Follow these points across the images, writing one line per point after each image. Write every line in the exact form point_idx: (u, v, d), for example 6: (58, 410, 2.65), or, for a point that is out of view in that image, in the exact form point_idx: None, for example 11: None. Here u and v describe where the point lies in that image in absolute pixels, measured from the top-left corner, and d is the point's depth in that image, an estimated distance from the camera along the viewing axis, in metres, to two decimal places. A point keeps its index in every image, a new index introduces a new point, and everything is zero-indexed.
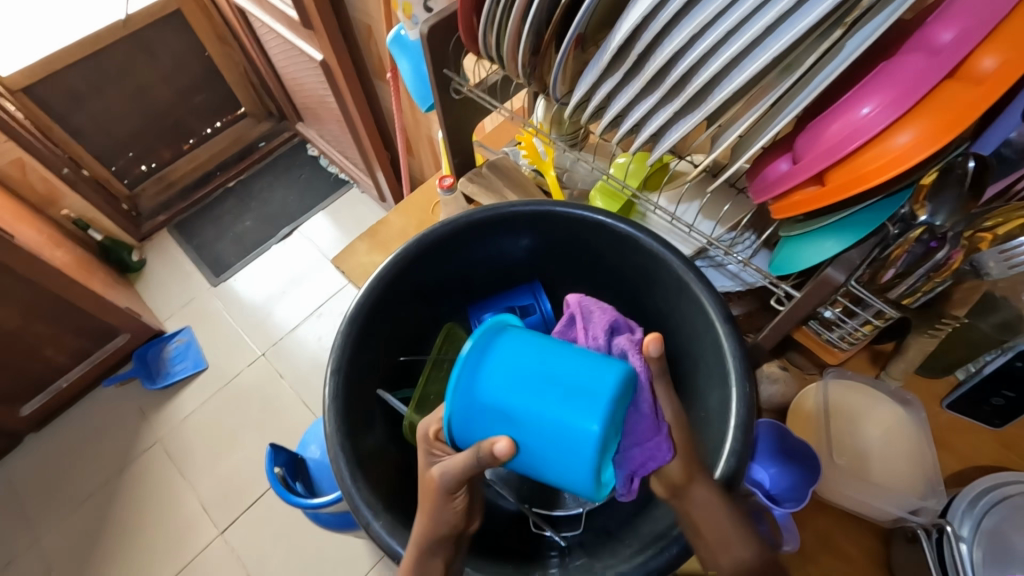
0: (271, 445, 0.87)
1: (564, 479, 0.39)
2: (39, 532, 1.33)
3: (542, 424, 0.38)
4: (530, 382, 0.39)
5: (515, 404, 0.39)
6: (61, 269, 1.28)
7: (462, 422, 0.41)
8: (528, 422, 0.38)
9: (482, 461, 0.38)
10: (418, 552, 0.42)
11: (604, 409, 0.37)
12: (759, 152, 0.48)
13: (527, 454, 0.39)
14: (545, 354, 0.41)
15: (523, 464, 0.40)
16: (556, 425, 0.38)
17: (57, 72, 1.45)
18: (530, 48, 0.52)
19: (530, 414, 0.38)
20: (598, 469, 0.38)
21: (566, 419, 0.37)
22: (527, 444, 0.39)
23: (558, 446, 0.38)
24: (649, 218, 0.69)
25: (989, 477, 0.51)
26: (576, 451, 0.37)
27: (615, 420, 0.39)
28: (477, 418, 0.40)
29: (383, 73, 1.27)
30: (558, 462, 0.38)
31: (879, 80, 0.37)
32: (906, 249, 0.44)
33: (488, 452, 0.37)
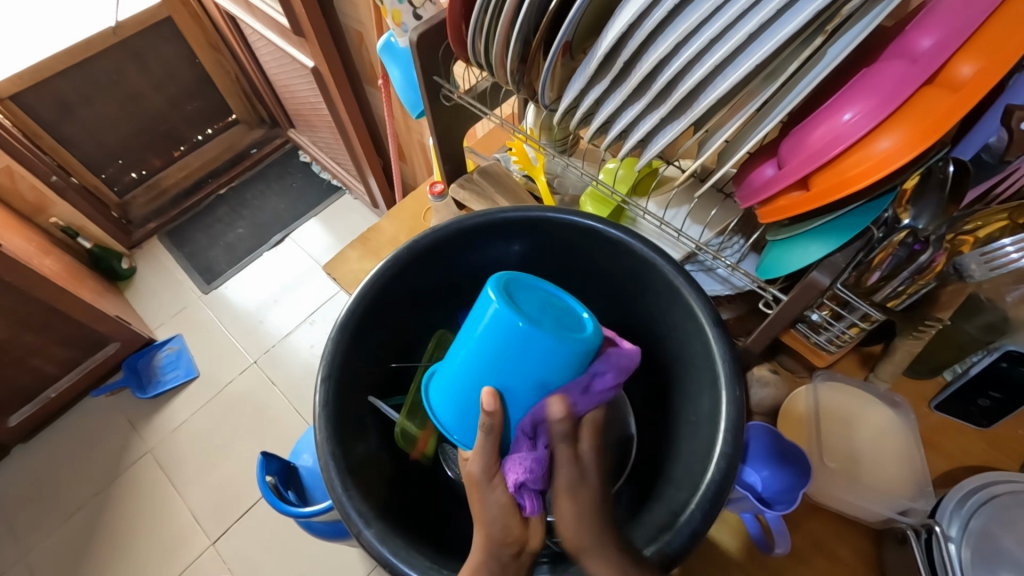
0: (263, 454, 0.87)
1: (562, 363, 0.46)
2: (27, 545, 1.31)
3: (485, 348, 0.47)
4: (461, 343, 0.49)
5: (468, 362, 0.48)
6: (50, 277, 1.27)
7: (460, 420, 0.51)
8: (485, 364, 0.48)
9: (491, 429, 0.45)
10: None
11: (495, 297, 0.46)
12: (746, 158, 0.49)
13: (514, 383, 0.47)
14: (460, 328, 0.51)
15: (523, 391, 0.47)
16: (491, 337, 0.46)
17: (47, 80, 1.44)
18: (519, 55, 0.53)
19: (477, 351, 0.47)
20: (547, 330, 0.46)
21: (487, 326, 0.46)
22: (504, 380, 0.47)
23: (516, 353, 0.46)
24: (639, 224, 0.70)
25: (976, 477, 0.52)
26: (517, 337, 0.46)
27: (517, 299, 0.47)
28: (463, 408, 0.50)
29: (375, 80, 1.27)
30: (529, 361, 0.46)
31: (861, 87, 0.37)
32: (890, 252, 0.44)
33: (485, 416, 0.45)
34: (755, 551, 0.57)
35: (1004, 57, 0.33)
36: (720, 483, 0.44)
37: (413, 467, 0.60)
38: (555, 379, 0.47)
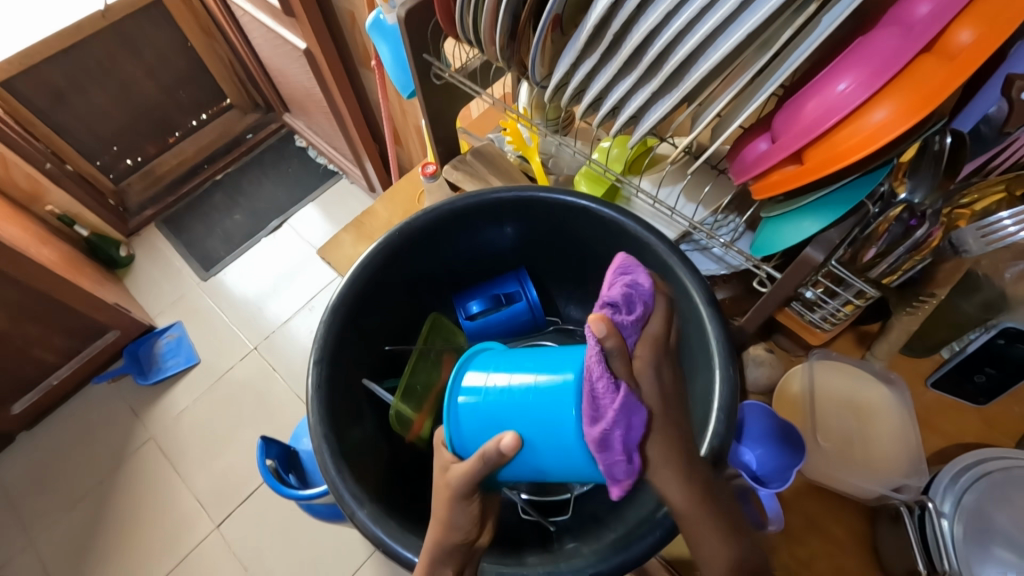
0: (263, 439, 0.88)
1: (575, 472, 0.43)
2: (34, 530, 1.33)
3: (537, 409, 0.42)
4: (515, 387, 0.43)
5: (512, 401, 0.43)
6: (47, 267, 1.26)
7: (470, 427, 0.44)
8: (525, 413, 0.42)
9: (492, 465, 0.39)
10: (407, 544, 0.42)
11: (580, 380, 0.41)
12: (741, 133, 0.47)
13: (535, 449, 0.42)
14: (527, 359, 0.45)
15: (532, 465, 0.43)
16: (544, 412, 0.41)
17: (36, 66, 1.41)
18: (508, 30, 0.51)
19: (524, 406, 0.42)
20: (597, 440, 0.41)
21: (547, 399, 0.42)
22: (531, 432, 0.42)
23: (553, 430, 0.41)
24: (634, 203, 0.69)
25: (971, 453, 0.52)
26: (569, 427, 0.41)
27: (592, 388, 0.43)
28: (483, 425, 0.44)
29: (368, 61, 1.25)
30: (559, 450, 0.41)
31: (855, 56, 0.36)
32: (886, 227, 0.43)
33: (495, 452, 0.39)
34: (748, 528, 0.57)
35: (1003, 23, 0.32)
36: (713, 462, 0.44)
37: (408, 449, 0.60)
38: (558, 476, 0.43)
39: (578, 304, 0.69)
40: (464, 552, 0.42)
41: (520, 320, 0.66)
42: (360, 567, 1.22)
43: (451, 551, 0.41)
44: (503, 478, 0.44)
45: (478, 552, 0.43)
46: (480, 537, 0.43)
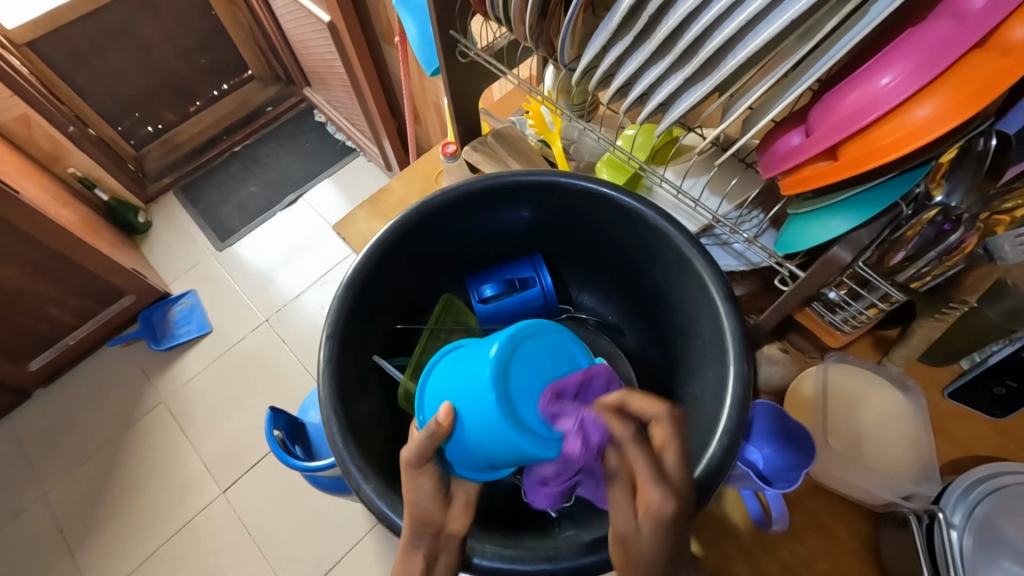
0: (271, 410, 0.89)
1: (508, 449, 0.44)
2: (45, 485, 1.37)
3: (468, 385, 0.46)
4: (459, 367, 0.49)
5: (455, 376, 0.48)
6: (65, 228, 1.28)
7: (431, 403, 0.50)
8: (460, 391, 0.47)
9: (433, 436, 0.44)
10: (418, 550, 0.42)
11: (495, 354, 0.46)
12: (772, 126, 0.46)
13: (469, 423, 0.45)
14: (476, 346, 0.50)
15: (470, 442, 0.45)
16: (472, 386, 0.46)
17: (60, 27, 1.42)
18: (538, 9, 0.50)
19: (461, 383, 0.47)
20: (516, 421, 0.44)
21: (475, 374, 0.46)
22: (464, 403, 0.46)
23: (478, 407, 0.45)
24: (655, 193, 0.68)
25: (985, 467, 0.51)
26: (490, 396, 0.44)
27: (514, 363, 0.47)
28: (437, 400, 0.49)
29: (391, 37, 1.24)
30: (484, 429, 0.44)
31: (903, 48, 0.35)
32: (918, 230, 0.42)
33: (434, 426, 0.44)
34: (749, 524, 0.57)
35: None
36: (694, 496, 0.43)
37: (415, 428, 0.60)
38: (497, 455, 0.45)
39: (591, 292, 0.69)
40: (432, 536, 0.43)
41: (533, 305, 0.65)
42: (361, 539, 1.25)
43: (420, 528, 0.43)
44: (451, 458, 0.47)
45: (453, 539, 0.44)
46: (451, 521, 0.45)
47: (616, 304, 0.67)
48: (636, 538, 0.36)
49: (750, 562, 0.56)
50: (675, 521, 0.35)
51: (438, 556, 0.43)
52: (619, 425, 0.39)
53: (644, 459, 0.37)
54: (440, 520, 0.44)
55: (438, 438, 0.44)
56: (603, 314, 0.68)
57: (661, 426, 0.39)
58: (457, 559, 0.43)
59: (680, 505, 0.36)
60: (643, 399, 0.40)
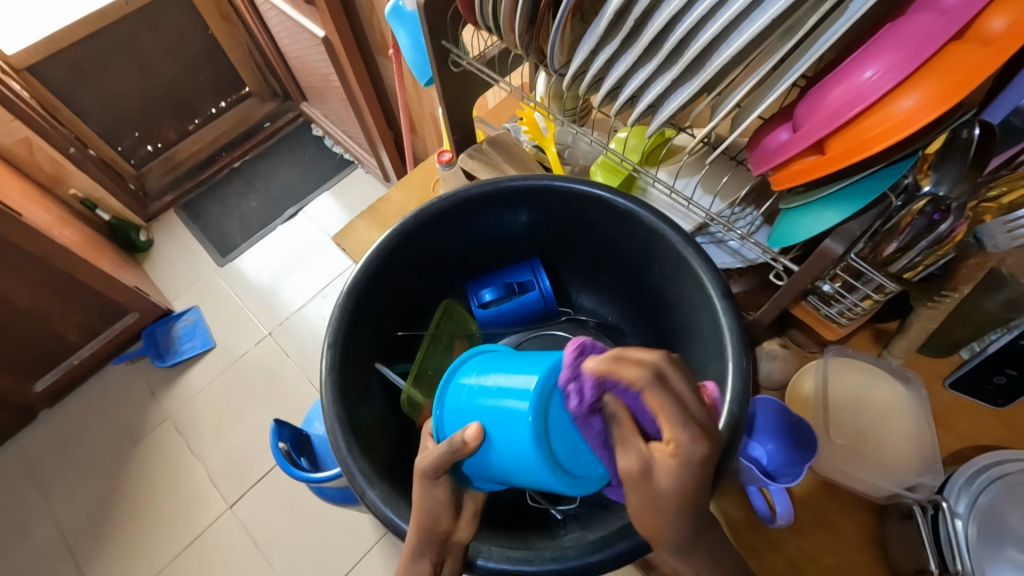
0: (276, 422, 0.89)
1: (532, 477, 0.42)
2: (52, 504, 1.37)
3: (503, 411, 0.42)
4: (493, 386, 0.44)
5: (482, 393, 0.44)
6: (68, 247, 1.29)
7: (452, 418, 0.46)
8: (490, 411, 0.43)
9: (456, 453, 0.42)
10: (425, 559, 0.42)
11: (536, 386, 0.41)
12: (761, 122, 0.47)
13: (496, 449, 0.42)
14: (513, 362, 0.45)
15: (495, 465, 0.43)
16: (507, 413, 0.42)
17: (61, 50, 1.45)
18: (527, 16, 0.51)
19: (492, 405, 0.43)
20: (553, 460, 0.41)
21: (511, 401, 0.42)
22: (495, 427, 0.42)
23: (510, 436, 0.41)
24: (650, 193, 0.68)
25: (987, 455, 0.51)
26: (527, 433, 0.40)
27: (556, 395, 0.42)
28: (461, 417, 0.45)
29: (386, 50, 1.25)
30: (514, 459, 0.42)
31: (884, 41, 0.35)
32: (909, 220, 0.43)
33: (461, 442, 0.42)
34: (754, 520, 0.57)
35: None
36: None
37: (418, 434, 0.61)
38: (519, 481, 0.43)
39: (590, 294, 0.69)
40: (439, 544, 0.43)
41: (534, 309, 0.66)
42: (368, 551, 1.24)
43: (427, 536, 0.42)
44: (468, 472, 0.45)
45: (459, 545, 0.44)
46: (458, 529, 0.44)
47: (615, 305, 0.67)
48: (656, 481, 0.35)
49: (757, 559, 0.56)
50: (705, 463, 0.34)
51: (445, 561, 0.43)
52: (631, 370, 0.36)
53: (664, 401, 0.35)
54: (448, 529, 0.43)
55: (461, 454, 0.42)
56: (603, 315, 0.69)
57: (669, 371, 0.36)
58: (461, 562, 0.44)
59: (710, 446, 0.34)
60: (639, 349, 0.38)
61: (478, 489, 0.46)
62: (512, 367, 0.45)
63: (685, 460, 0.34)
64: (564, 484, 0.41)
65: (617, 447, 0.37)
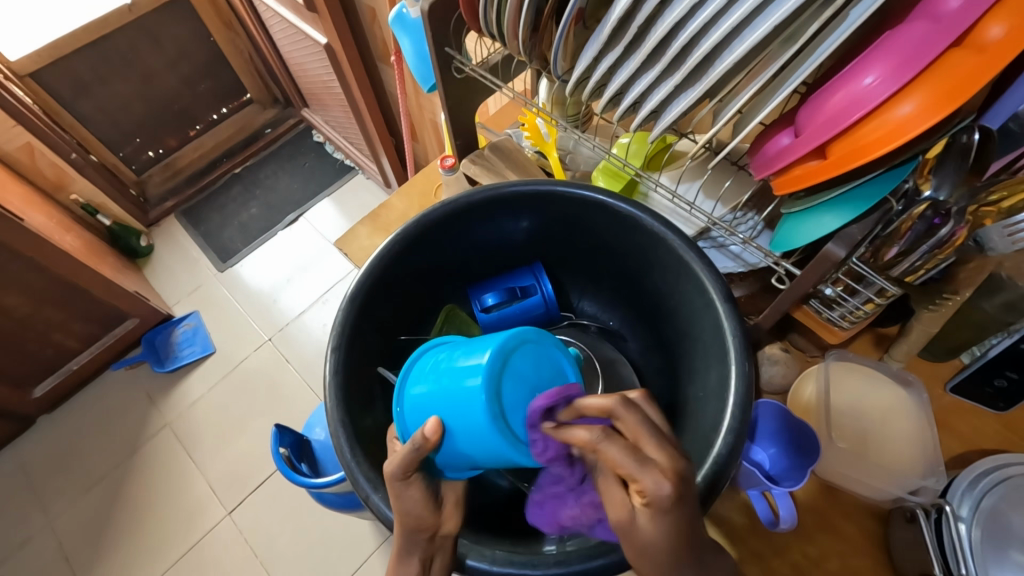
0: (277, 427, 0.89)
1: (498, 456, 0.43)
2: (51, 511, 1.36)
3: (456, 393, 0.43)
4: (445, 369, 0.45)
5: (437, 379, 0.45)
6: (70, 254, 1.30)
7: (411, 414, 0.47)
8: (446, 400, 0.44)
9: (419, 450, 0.42)
10: (414, 557, 0.44)
11: (487, 363, 0.43)
12: (762, 129, 0.47)
13: (459, 434, 0.43)
14: (466, 345, 0.47)
15: (460, 450, 0.44)
16: (460, 394, 0.43)
17: (64, 58, 1.46)
18: (530, 24, 0.52)
19: (446, 390, 0.44)
20: (513, 439, 0.42)
21: (463, 380, 0.43)
22: (453, 414, 0.43)
23: (468, 419, 0.42)
24: (651, 199, 0.69)
25: (990, 458, 0.51)
26: (482, 412, 0.41)
27: (507, 370, 0.44)
28: (421, 411, 0.46)
29: (387, 57, 1.26)
30: (477, 442, 0.43)
31: (883, 49, 0.36)
32: (909, 225, 0.44)
33: (421, 439, 0.42)
34: (758, 526, 0.57)
35: None
36: (704, 495, 0.43)
37: None
38: (486, 462, 0.44)
39: (592, 299, 0.69)
40: (428, 541, 0.44)
41: (534, 314, 0.66)
42: (368, 557, 1.24)
43: (413, 535, 0.44)
44: (439, 463, 0.46)
45: (448, 540, 0.46)
46: (445, 523, 0.46)
47: (617, 310, 0.68)
48: (639, 528, 0.37)
49: (760, 563, 0.56)
50: (676, 501, 0.35)
51: (434, 558, 0.45)
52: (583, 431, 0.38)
53: (621, 450, 0.36)
54: (433, 523, 0.44)
55: (423, 450, 0.42)
56: (604, 319, 0.69)
57: (623, 418, 0.38)
58: (451, 559, 0.45)
59: (679, 485, 0.35)
60: (596, 399, 0.40)
61: (454, 479, 0.48)
62: (460, 354, 0.46)
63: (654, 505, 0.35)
64: (527, 459, 0.42)
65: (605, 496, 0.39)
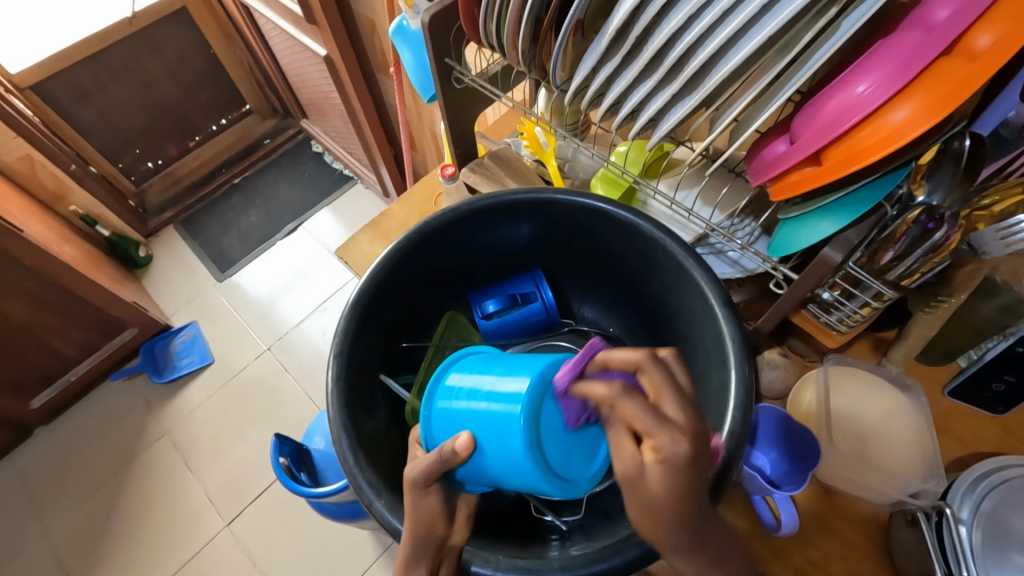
0: (277, 436, 0.89)
1: (525, 482, 0.43)
2: (46, 523, 1.35)
3: (495, 414, 0.43)
4: (484, 388, 0.44)
5: (472, 391, 0.45)
6: (69, 263, 1.30)
7: (442, 424, 0.46)
8: (478, 417, 0.43)
9: (449, 462, 0.42)
10: (421, 566, 0.43)
11: (527, 391, 0.42)
12: (758, 137, 0.48)
13: (488, 454, 0.43)
14: (500, 360, 0.47)
15: (487, 470, 0.43)
16: (500, 417, 0.42)
17: (65, 69, 1.47)
18: (530, 35, 0.53)
19: (481, 412, 0.43)
20: (549, 471, 0.42)
21: (504, 404, 0.42)
22: (484, 434, 0.43)
23: (501, 441, 0.42)
24: (650, 205, 0.70)
25: (989, 461, 0.52)
26: (520, 438, 0.41)
27: (547, 399, 0.43)
28: (452, 422, 0.45)
29: (387, 67, 1.28)
30: (507, 465, 0.42)
31: (876, 58, 0.37)
32: (904, 229, 0.44)
33: (452, 450, 0.42)
34: (760, 530, 0.57)
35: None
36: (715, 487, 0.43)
37: None
38: (511, 484, 0.44)
39: (592, 304, 0.70)
40: (437, 548, 0.44)
41: (535, 321, 0.66)
42: (367, 568, 1.23)
43: (424, 543, 0.43)
44: (461, 477, 0.45)
45: (454, 550, 0.45)
46: (453, 534, 0.45)
47: (618, 315, 0.68)
48: (648, 483, 0.36)
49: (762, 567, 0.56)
50: (690, 462, 0.35)
51: (441, 564, 0.44)
52: (602, 386, 0.40)
53: (639, 407, 0.37)
54: (443, 534, 0.44)
55: (450, 463, 0.42)
56: (605, 326, 0.70)
57: (648, 371, 0.40)
58: (456, 565, 0.45)
59: (694, 446, 0.36)
60: (620, 353, 0.42)
61: (471, 492, 0.48)
62: (501, 366, 0.46)
63: (665, 458, 0.35)
64: (555, 489, 0.42)
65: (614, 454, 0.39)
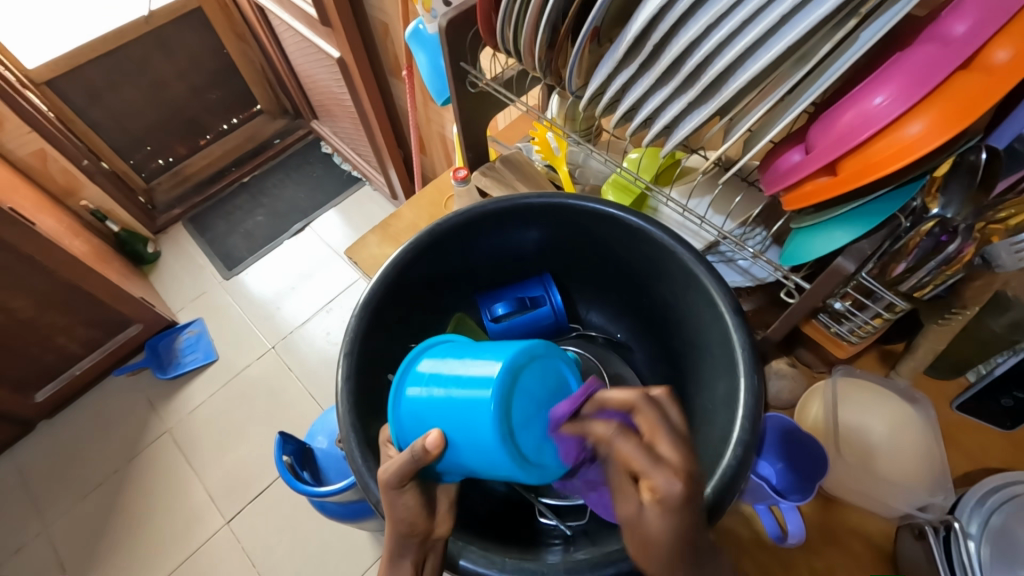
0: (281, 434, 0.89)
1: (500, 470, 0.43)
2: (47, 517, 1.35)
3: (463, 404, 0.42)
4: (453, 375, 0.44)
5: (440, 382, 0.44)
6: (77, 259, 1.31)
7: (411, 418, 0.45)
8: (449, 407, 0.43)
9: (417, 460, 0.42)
10: (406, 560, 0.45)
11: (498, 376, 0.42)
12: (772, 146, 0.49)
13: (461, 445, 0.42)
14: (472, 347, 0.46)
15: (460, 460, 0.43)
16: (468, 405, 0.42)
17: (80, 66, 1.49)
18: (547, 41, 0.53)
19: (452, 400, 0.43)
20: (522, 459, 0.42)
21: (473, 391, 0.42)
22: (456, 425, 0.42)
23: (472, 429, 0.42)
24: (661, 212, 0.70)
25: (998, 477, 0.52)
26: (490, 429, 0.41)
27: (517, 388, 0.43)
28: (423, 416, 0.44)
29: (398, 71, 1.29)
30: (479, 454, 0.42)
31: (892, 70, 0.37)
32: (917, 241, 0.45)
33: (421, 449, 0.41)
34: (764, 541, 0.57)
35: None
36: (711, 508, 0.43)
37: None
38: (485, 473, 0.44)
39: (599, 310, 0.70)
40: (420, 542, 0.45)
41: (542, 325, 0.66)
42: (366, 570, 1.23)
43: (405, 539, 0.44)
44: (439, 469, 0.45)
45: (439, 542, 0.45)
46: (437, 526, 0.46)
47: (624, 321, 0.68)
48: (646, 523, 0.37)
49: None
50: (685, 502, 0.36)
51: (427, 558, 0.45)
52: (602, 424, 0.41)
53: (636, 447, 0.38)
54: (425, 529, 0.45)
55: (420, 460, 0.42)
56: (611, 331, 0.70)
57: (643, 411, 0.40)
58: (442, 561, 0.45)
59: (689, 485, 0.36)
60: (618, 391, 0.42)
61: (450, 481, 0.48)
62: (471, 353, 0.45)
63: (661, 499, 0.36)
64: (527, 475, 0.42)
65: (617, 495, 0.39)
